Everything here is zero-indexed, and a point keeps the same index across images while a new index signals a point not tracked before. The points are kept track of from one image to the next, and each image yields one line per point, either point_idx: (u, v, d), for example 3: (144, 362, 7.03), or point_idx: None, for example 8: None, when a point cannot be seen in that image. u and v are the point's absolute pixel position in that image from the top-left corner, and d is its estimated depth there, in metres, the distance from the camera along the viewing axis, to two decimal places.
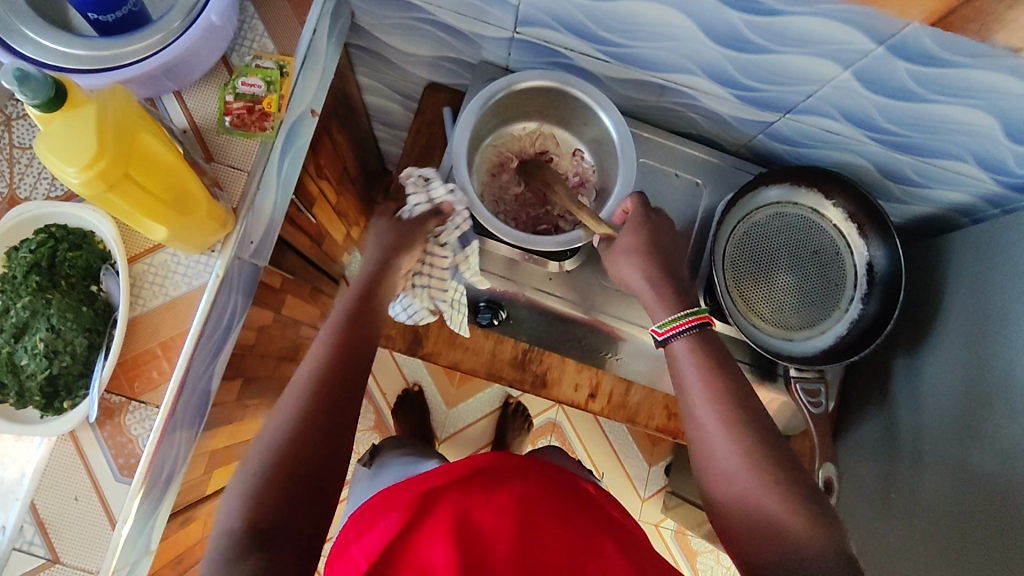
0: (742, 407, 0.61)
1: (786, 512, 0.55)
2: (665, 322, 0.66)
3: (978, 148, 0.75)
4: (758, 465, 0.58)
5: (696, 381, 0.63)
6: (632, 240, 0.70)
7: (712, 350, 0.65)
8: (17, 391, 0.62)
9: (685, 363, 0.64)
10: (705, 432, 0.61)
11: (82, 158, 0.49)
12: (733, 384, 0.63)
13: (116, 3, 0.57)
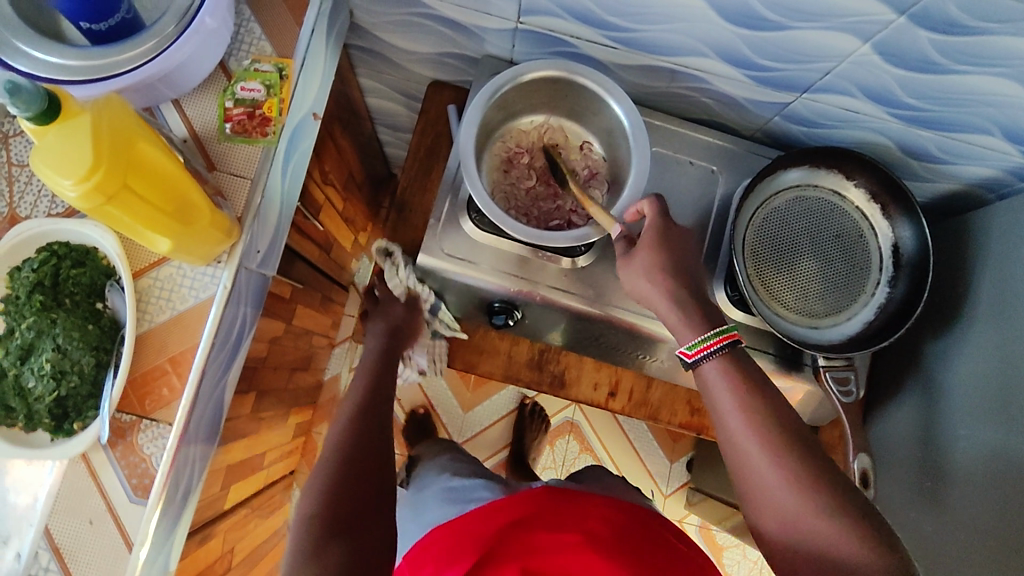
0: (781, 429, 0.58)
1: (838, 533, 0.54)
2: (694, 343, 0.63)
3: (1005, 119, 0.72)
4: (807, 489, 0.55)
5: (732, 405, 0.60)
6: (652, 255, 0.65)
7: (746, 371, 0.62)
8: (25, 414, 0.61)
9: (719, 385, 0.61)
10: (747, 456, 0.58)
11: (78, 171, 0.47)
12: (773, 404, 0.60)
13: (109, 10, 0.56)
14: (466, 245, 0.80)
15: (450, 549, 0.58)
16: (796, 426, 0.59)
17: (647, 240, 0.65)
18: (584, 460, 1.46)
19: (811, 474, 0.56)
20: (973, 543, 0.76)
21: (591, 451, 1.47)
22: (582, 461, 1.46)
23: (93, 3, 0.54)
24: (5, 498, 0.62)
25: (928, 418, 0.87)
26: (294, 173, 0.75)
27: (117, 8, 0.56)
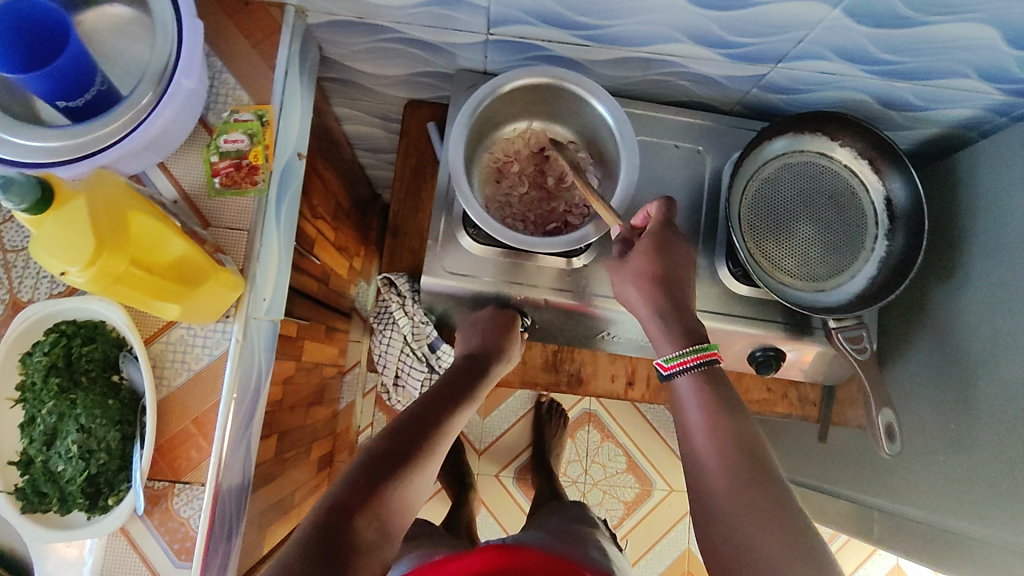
0: (745, 454, 0.59)
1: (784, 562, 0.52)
2: (670, 356, 0.66)
3: (980, 61, 0.73)
4: (748, 491, 0.56)
5: (694, 407, 0.64)
6: (644, 265, 0.69)
7: (718, 389, 0.64)
8: (59, 498, 0.60)
9: (689, 400, 0.64)
10: (700, 457, 0.61)
11: (83, 255, 0.47)
12: (730, 408, 0.63)
13: (83, 86, 0.56)
14: (466, 260, 0.80)
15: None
16: (752, 435, 0.61)
17: (644, 247, 0.69)
18: (608, 448, 1.47)
19: (753, 481, 0.57)
20: (1000, 477, 0.77)
21: (613, 438, 1.48)
22: (605, 450, 1.46)
23: (67, 82, 0.55)
24: None
25: (941, 360, 0.88)
26: (289, 214, 0.75)
27: (91, 82, 0.57)
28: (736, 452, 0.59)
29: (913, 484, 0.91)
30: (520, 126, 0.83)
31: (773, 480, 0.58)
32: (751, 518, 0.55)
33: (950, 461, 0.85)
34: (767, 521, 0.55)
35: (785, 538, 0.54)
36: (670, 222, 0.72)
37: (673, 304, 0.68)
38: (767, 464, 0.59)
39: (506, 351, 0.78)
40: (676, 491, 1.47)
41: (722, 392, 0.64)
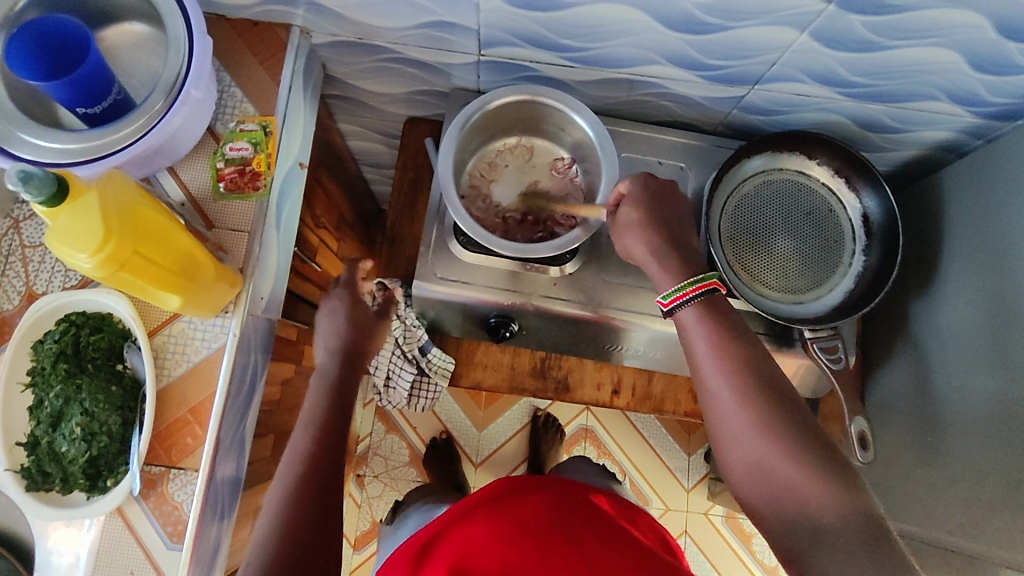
0: (755, 376, 0.60)
1: (802, 479, 0.55)
2: (671, 292, 0.66)
3: (949, 85, 0.77)
4: (759, 415, 0.58)
5: (726, 390, 0.61)
6: (632, 212, 0.70)
7: (722, 318, 0.64)
8: (62, 477, 0.64)
9: (695, 332, 0.64)
10: (747, 444, 0.58)
11: (93, 244, 0.52)
12: (766, 381, 0.60)
13: (100, 94, 0.62)
14: (459, 267, 0.84)
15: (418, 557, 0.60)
16: (802, 413, 0.59)
17: (630, 200, 0.71)
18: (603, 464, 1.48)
19: (821, 463, 0.55)
20: (979, 488, 0.78)
21: (608, 454, 1.49)
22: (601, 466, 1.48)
23: (86, 90, 0.60)
24: (49, 558, 0.65)
25: (922, 374, 0.90)
26: (288, 219, 0.81)
27: (108, 91, 0.62)
28: (795, 435, 0.57)
29: (896, 498, 0.93)
30: (509, 141, 0.88)
31: (838, 456, 0.56)
32: (826, 504, 0.53)
33: (930, 473, 0.86)
34: (826, 489, 0.54)
35: (802, 453, 0.56)
36: (647, 179, 0.73)
37: (666, 241, 0.69)
38: (792, 402, 0.60)
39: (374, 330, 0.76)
40: (671, 510, 1.47)
41: (756, 370, 0.61)
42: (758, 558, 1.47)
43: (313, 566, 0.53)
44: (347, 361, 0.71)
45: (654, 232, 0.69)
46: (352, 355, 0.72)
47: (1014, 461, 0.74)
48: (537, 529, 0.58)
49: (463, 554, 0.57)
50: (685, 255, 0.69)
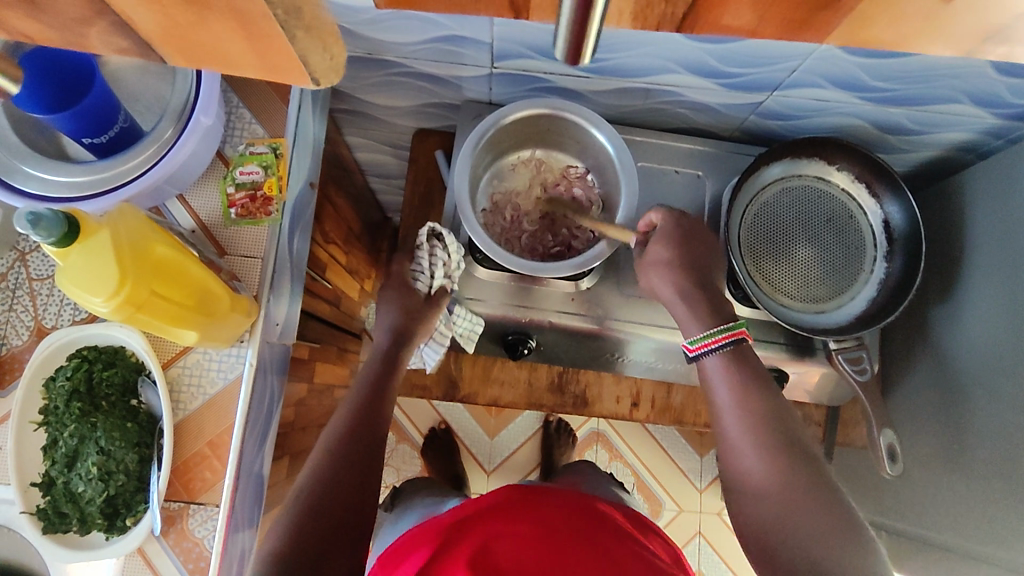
0: (774, 428, 0.61)
1: (810, 521, 0.55)
2: (698, 338, 0.67)
3: (973, 88, 0.75)
4: (776, 461, 0.59)
5: (744, 439, 0.61)
6: (664, 252, 0.70)
7: (746, 368, 0.65)
8: (79, 518, 0.62)
9: (717, 380, 0.65)
10: (759, 489, 0.58)
11: (107, 288, 0.50)
12: (783, 433, 0.61)
13: (106, 123, 0.59)
14: (473, 284, 0.82)
15: (414, 556, 0.59)
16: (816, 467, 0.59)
17: (662, 240, 0.70)
18: (616, 468, 1.47)
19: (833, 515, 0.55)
20: (1007, 498, 0.77)
21: (621, 458, 1.48)
22: (614, 470, 1.47)
23: (92, 120, 0.58)
24: None
25: (944, 380, 0.89)
26: (300, 242, 0.78)
27: (115, 120, 0.60)
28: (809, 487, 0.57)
29: (919, 504, 0.91)
30: (523, 154, 0.86)
31: (846, 507, 0.56)
32: (835, 554, 0.53)
33: (953, 480, 0.85)
34: (834, 531, 0.54)
35: (814, 500, 0.56)
36: (680, 216, 0.72)
37: (694, 284, 0.69)
38: (808, 456, 0.60)
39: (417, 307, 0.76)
40: (685, 512, 1.47)
41: (775, 421, 0.61)
42: None
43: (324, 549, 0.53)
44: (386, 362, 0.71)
45: (681, 276, 0.69)
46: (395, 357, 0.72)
47: None
48: (551, 543, 0.57)
49: (490, 542, 0.57)
50: (711, 300, 0.69)
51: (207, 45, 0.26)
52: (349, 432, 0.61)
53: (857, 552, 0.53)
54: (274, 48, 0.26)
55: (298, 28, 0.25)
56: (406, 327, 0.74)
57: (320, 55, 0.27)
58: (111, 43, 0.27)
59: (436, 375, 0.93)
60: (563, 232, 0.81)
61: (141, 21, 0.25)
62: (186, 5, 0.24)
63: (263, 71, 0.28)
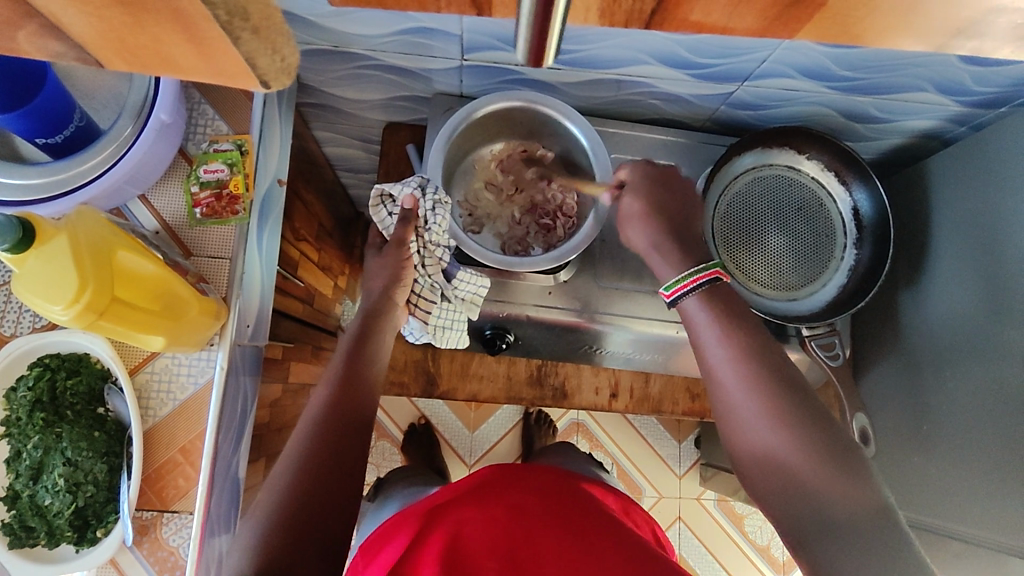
0: (768, 369, 0.54)
1: (815, 473, 0.50)
2: (672, 282, 0.61)
3: (938, 76, 0.76)
4: (773, 408, 0.53)
5: (735, 383, 0.55)
6: (636, 202, 0.67)
7: (727, 308, 0.59)
8: (47, 531, 0.60)
9: (700, 321, 0.58)
10: (754, 434, 0.53)
11: (67, 295, 0.48)
12: (779, 374, 0.54)
13: (61, 123, 0.57)
14: None
15: (391, 541, 0.60)
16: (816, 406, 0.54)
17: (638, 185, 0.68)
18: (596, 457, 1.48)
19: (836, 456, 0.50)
20: (973, 476, 0.79)
21: (601, 447, 1.49)
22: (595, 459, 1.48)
23: (45, 120, 0.56)
24: None
25: (913, 363, 0.90)
26: (269, 243, 0.76)
27: (70, 120, 0.58)
28: (810, 426, 0.51)
29: (890, 483, 0.94)
30: (497, 148, 0.85)
31: (852, 452, 0.51)
32: (842, 498, 0.48)
33: (922, 460, 0.88)
34: (842, 482, 0.49)
35: (818, 447, 0.51)
36: (647, 163, 0.70)
37: (669, 232, 0.65)
38: (806, 395, 0.54)
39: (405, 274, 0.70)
40: (665, 497, 1.49)
41: (764, 358, 0.55)
42: (751, 538, 1.49)
43: (309, 540, 0.47)
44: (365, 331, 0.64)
45: (655, 225, 0.65)
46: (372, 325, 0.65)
47: (1006, 450, 0.75)
48: (523, 526, 0.57)
49: (460, 531, 0.57)
50: (687, 245, 0.64)
51: (151, 50, 0.25)
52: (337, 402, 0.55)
53: (867, 501, 0.48)
54: (219, 54, 0.24)
55: (244, 29, 0.22)
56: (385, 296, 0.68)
57: (269, 56, 0.24)
58: (47, 46, 0.25)
59: (414, 372, 0.91)
60: (523, 241, 0.82)
61: (75, 24, 0.23)
62: (121, 8, 0.22)
63: (216, 76, 0.26)
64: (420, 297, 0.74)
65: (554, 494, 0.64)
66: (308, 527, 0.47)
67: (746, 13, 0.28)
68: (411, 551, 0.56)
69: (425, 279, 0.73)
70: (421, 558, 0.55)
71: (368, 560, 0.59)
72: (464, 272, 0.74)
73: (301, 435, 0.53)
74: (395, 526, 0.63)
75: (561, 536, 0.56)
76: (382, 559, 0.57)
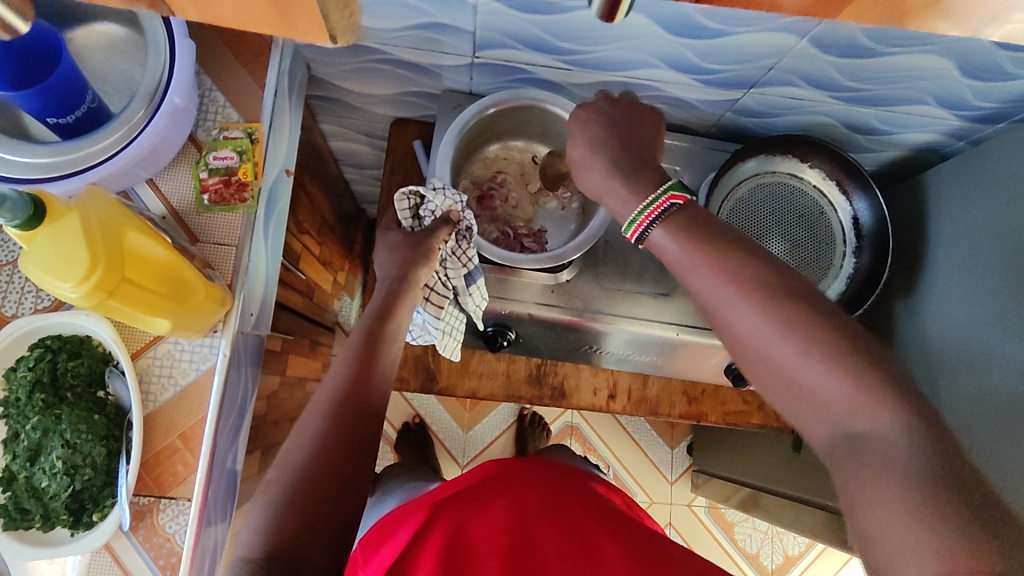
0: (761, 280, 0.48)
1: (837, 387, 0.44)
2: (630, 222, 0.54)
3: (940, 90, 0.77)
4: (773, 321, 0.46)
5: (728, 307, 0.48)
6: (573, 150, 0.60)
7: (700, 225, 0.52)
8: (42, 514, 0.59)
9: (675, 248, 0.52)
10: (761, 355, 0.47)
11: (77, 272, 0.48)
12: (777, 282, 0.48)
13: (73, 103, 0.58)
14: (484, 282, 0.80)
15: (393, 535, 0.59)
16: (819, 301, 0.47)
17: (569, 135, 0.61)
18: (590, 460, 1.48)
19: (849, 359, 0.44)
20: None
21: (594, 451, 1.49)
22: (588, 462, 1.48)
23: (57, 100, 0.56)
24: None
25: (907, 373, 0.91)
26: (274, 234, 0.76)
27: (82, 100, 0.58)
28: (831, 341, 0.45)
29: None
30: (507, 144, 0.85)
31: (876, 350, 0.45)
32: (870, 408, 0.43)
33: None
34: (866, 388, 0.43)
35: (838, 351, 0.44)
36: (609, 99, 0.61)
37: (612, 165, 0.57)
38: (806, 294, 0.47)
39: (435, 253, 0.69)
40: (657, 503, 1.49)
41: (756, 268, 0.48)
42: (741, 545, 1.50)
43: (314, 526, 0.47)
44: (383, 310, 0.62)
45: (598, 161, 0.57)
46: (391, 304, 0.63)
47: (1000, 459, 0.76)
48: (525, 526, 0.57)
49: (462, 527, 0.58)
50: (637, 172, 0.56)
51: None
52: (354, 381, 0.55)
53: (900, 404, 0.42)
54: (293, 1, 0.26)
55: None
56: (406, 271, 0.66)
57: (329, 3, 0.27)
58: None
59: (413, 367, 0.91)
60: (495, 211, 0.84)
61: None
62: None
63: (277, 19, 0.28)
64: (433, 292, 0.72)
65: (557, 493, 0.64)
66: (320, 511, 0.48)
67: None
68: (414, 547, 0.56)
69: (440, 275, 0.72)
70: (423, 556, 0.55)
71: (370, 554, 0.59)
72: (478, 284, 0.73)
73: (310, 420, 0.52)
74: (398, 520, 0.63)
75: (562, 534, 0.57)
76: (384, 551, 0.57)
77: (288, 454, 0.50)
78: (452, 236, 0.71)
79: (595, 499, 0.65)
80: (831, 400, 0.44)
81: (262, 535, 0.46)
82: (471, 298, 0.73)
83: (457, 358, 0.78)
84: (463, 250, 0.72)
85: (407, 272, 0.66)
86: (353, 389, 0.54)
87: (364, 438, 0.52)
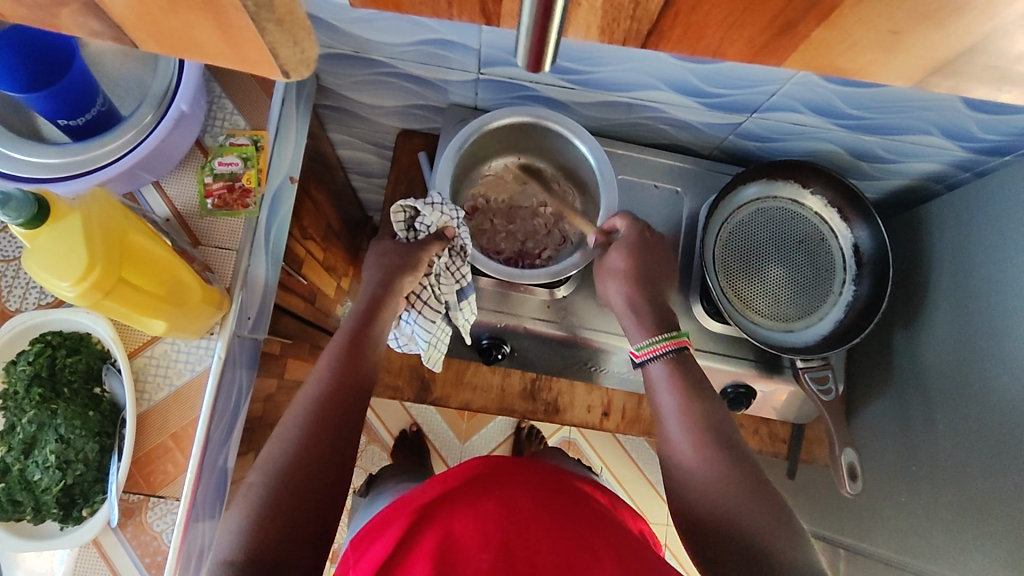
0: (713, 431, 0.58)
1: (755, 521, 0.51)
2: (643, 344, 0.65)
3: (943, 121, 0.77)
4: (716, 460, 0.55)
5: (681, 437, 0.58)
6: (621, 262, 0.70)
7: (687, 372, 0.62)
8: (33, 506, 0.60)
9: (659, 383, 0.62)
10: (698, 481, 0.55)
11: (75, 273, 0.49)
12: (726, 440, 0.57)
13: (84, 105, 0.59)
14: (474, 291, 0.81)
15: (386, 531, 0.60)
16: (755, 470, 0.55)
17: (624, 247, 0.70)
18: None
19: (771, 517, 0.52)
20: (961, 518, 0.78)
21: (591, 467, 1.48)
22: None
23: (70, 102, 0.58)
24: None
25: (906, 403, 0.90)
26: (278, 239, 0.77)
27: (93, 103, 0.60)
28: (758, 495, 0.53)
29: (879, 520, 0.93)
30: (509, 161, 0.87)
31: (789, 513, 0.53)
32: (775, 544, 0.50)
33: (911, 499, 0.87)
34: (775, 534, 0.50)
35: (763, 507, 0.52)
36: (645, 229, 0.72)
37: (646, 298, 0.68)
38: (747, 460, 0.56)
39: (424, 264, 0.69)
40: (652, 523, 1.48)
41: (710, 419, 0.59)
42: None
43: (291, 529, 0.48)
44: (367, 315, 0.63)
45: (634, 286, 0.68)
46: (375, 309, 0.64)
47: (995, 494, 0.74)
48: (517, 522, 0.57)
49: (454, 525, 0.57)
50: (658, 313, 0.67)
51: (180, 34, 0.28)
52: (335, 385, 0.55)
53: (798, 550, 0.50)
54: (246, 43, 0.27)
55: (268, 20, 0.26)
56: (391, 279, 0.67)
57: (290, 47, 0.28)
58: (88, 25, 0.27)
59: (408, 376, 0.93)
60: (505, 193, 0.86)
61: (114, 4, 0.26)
62: None
63: (233, 59, 0.29)
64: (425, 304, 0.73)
65: (553, 495, 0.63)
66: (301, 515, 0.48)
67: (736, 40, 0.27)
68: (403, 551, 0.56)
69: (433, 288, 0.73)
70: (414, 557, 0.55)
71: (362, 552, 0.59)
72: (468, 300, 0.75)
73: (291, 423, 0.53)
74: (388, 519, 0.62)
75: (556, 538, 0.57)
76: (375, 548, 0.57)
77: (270, 457, 0.51)
78: (446, 252, 0.73)
79: (584, 499, 0.65)
80: (749, 532, 0.51)
81: (238, 537, 0.47)
82: (461, 312, 0.75)
83: (438, 370, 0.79)
84: (457, 266, 0.73)
85: (393, 279, 0.67)
86: (333, 391, 0.55)
87: (346, 443, 0.53)
